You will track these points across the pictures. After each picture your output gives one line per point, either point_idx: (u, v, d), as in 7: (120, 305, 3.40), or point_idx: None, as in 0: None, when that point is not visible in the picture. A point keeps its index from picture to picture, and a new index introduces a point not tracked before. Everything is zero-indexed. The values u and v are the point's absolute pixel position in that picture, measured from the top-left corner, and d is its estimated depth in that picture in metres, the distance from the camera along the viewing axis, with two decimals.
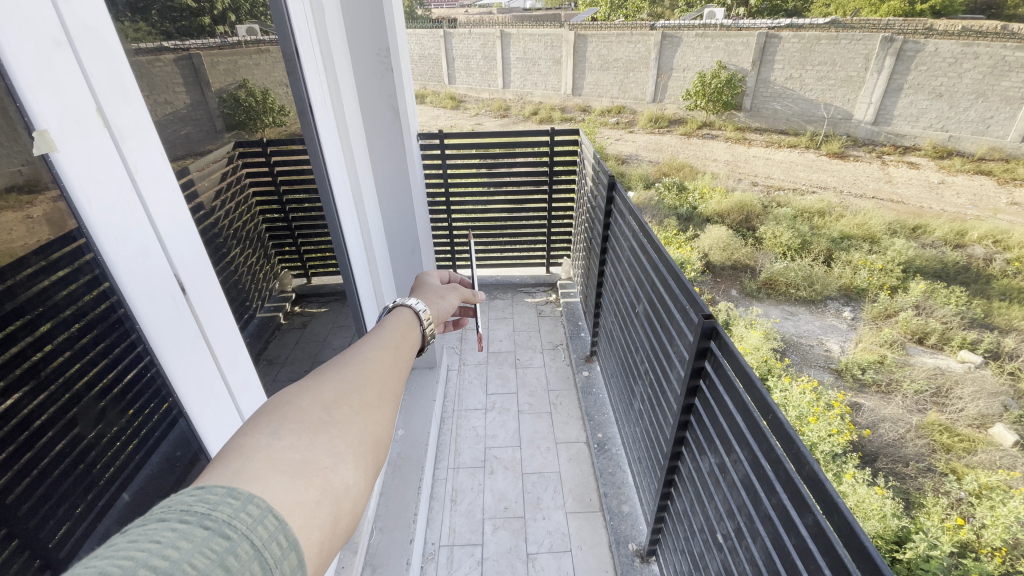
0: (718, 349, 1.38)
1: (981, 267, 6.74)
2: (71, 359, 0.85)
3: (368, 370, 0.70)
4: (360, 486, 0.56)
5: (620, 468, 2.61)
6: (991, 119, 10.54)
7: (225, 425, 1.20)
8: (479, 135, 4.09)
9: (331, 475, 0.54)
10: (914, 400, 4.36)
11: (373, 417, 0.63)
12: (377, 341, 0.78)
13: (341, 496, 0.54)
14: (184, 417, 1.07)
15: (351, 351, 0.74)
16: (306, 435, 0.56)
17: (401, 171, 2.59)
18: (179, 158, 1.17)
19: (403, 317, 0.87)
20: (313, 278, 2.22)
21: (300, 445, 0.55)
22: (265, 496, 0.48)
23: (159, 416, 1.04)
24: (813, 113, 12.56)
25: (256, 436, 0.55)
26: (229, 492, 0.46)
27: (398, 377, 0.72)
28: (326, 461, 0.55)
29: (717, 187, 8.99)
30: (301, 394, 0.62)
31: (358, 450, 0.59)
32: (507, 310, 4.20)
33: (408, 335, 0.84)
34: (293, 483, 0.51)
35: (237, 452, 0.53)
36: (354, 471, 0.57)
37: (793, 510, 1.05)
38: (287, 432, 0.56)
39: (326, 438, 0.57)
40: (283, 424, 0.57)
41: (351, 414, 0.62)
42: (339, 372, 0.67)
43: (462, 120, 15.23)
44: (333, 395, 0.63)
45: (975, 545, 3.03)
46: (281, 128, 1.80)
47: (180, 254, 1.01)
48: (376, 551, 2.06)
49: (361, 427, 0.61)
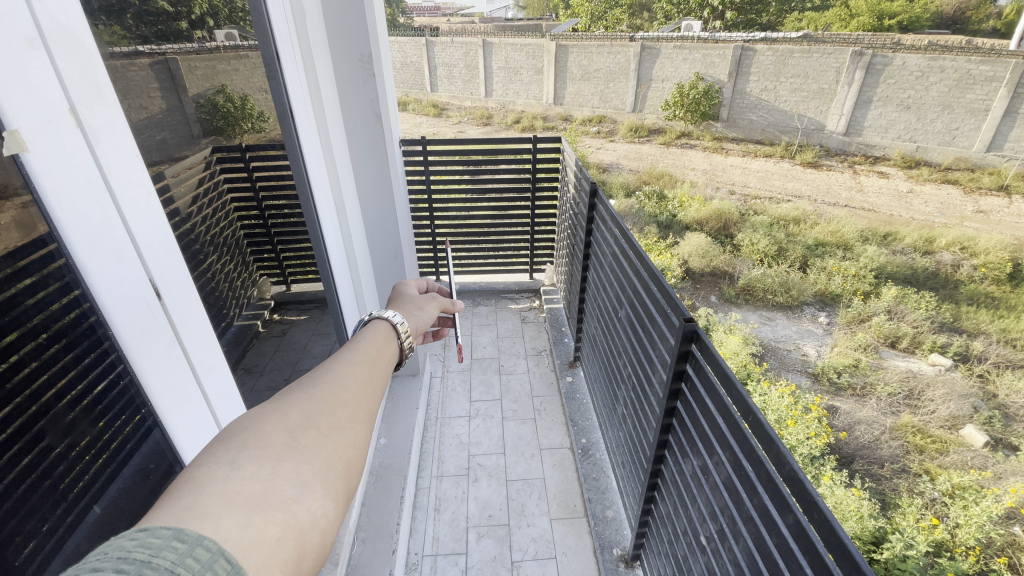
0: (699, 352, 1.40)
1: (949, 273, 6.98)
2: (39, 368, 0.82)
3: (339, 389, 0.68)
4: (327, 516, 0.54)
5: (604, 473, 2.61)
6: (957, 130, 10.96)
7: (203, 434, 1.17)
8: (461, 143, 4.09)
9: (295, 506, 0.53)
10: (888, 403, 4.47)
11: (342, 440, 0.62)
12: (351, 357, 0.77)
13: (307, 528, 0.53)
14: (158, 427, 1.04)
15: (322, 367, 0.72)
16: (267, 464, 0.55)
17: (384, 177, 2.58)
18: (155, 163, 1.15)
19: (379, 329, 0.86)
20: (292, 286, 2.18)
21: (261, 475, 0.54)
22: (216, 536, 0.46)
23: (131, 429, 1.00)
24: (787, 124, 12.91)
25: (213, 466, 0.53)
26: (174, 534, 0.44)
27: (370, 394, 0.71)
28: (289, 491, 0.54)
29: (695, 195, 9.16)
30: (264, 418, 0.60)
31: (325, 477, 0.57)
32: (489, 317, 4.19)
33: (384, 349, 0.82)
34: (250, 520, 0.49)
35: (192, 483, 0.51)
36: (321, 499, 0.55)
37: (773, 510, 1.06)
38: (247, 461, 0.54)
39: (290, 465, 0.56)
40: (243, 453, 0.55)
41: (318, 438, 0.60)
42: (308, 392, 0.66)
43: (444, 127, 15.25)
44: (299, 417, 0.62)
45: (949, 544, 3.11)
46: (259, 134, 1.78)
47: (156, 258, 0.99)
48: (358, 563, 2.02)
49: (328, 452, 0.60)
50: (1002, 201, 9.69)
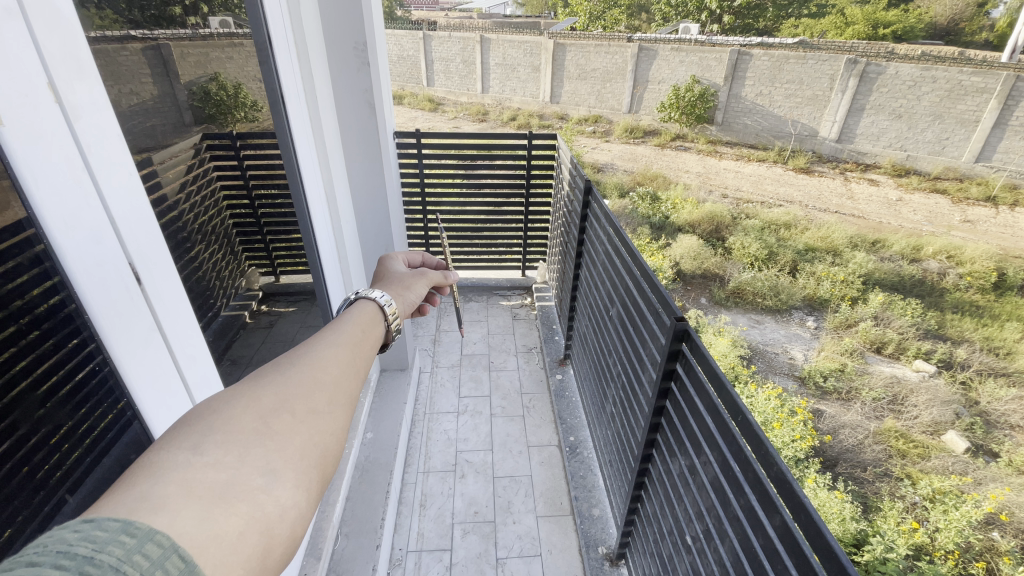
0: (689, 352, 1.39)
1: (935, 280, 7.08)
2: (22, 352, 0.79)
3: (320, 372, 0.66)
4: (298, 508, 0.53)
5: (591, 471, 2.61)
6: (947, 140, 11.13)
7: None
8: (456, 138, 4.07)
9: (261, 497, 0.50)
10: (872, 408, 4.52)
11: (318, 426, 0.60)
12: (335, 336, 0.74)
13: (274, 522, 0.51)
14: (138, 418, 1.01)
15: (304, 349, 0.70)
16: (234, 451, 0.52)
17: (376, 169, 2.55)
18: (143, 150, 1.12)
19: (366, 309, 0.84)
20: (281, 277, 2.13)
21: (227, 463, 0.51)
22: (169, 530, 0.43)
23: (111, 417, 0.97)
24: (781, 129, 13.02)
25: (173, 451, 0.50)
26: (123, 526, 0.41)
27: (352, 378, 0.69)
28: (256, 481, 0.51)
29: (688, 198, 9.20)
30: (233, 402, 0.58)
31: (299, 466, 0.55)
32: (481, 313, 4.17)
33: (369, 331, 0.80)
34: (210, 513, 0.46)
35: (149, 471, 0.48)
36: (291, 490, 0.53)
37: (760, 511, 1.06)
38: (212, 448, 0.52)
39: (259, 453, 0.53)
40: (207, 438, 0.52)
41: (291, 423, 0.58)
42: (285, 375, 0.64)
43: (439, 122, 15.20)
44: (272, 401, 0.59)
45: (929, 547, 3.15)
46: (252, 124, 1.74)
47: (135, 239, 0.96)
48: (341, 557, 1.99)
49: (302, 438, 0.57)
50: (988, 211, 9.85)
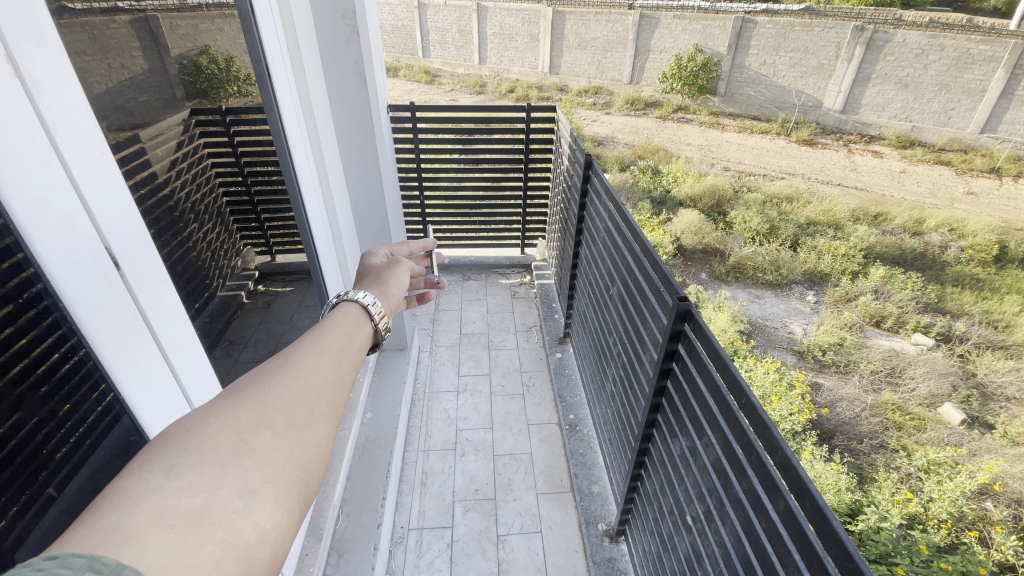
0: (692, 331, 1.36)
1: (936, 254, 7.03)
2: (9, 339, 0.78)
3: (302, 382, 0.62)
4: (280, 529, 0.50)
5: (591, 449, 2.61)
6: (953, 110, 10.92)
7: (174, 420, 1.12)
8: (453, 111, 3.97)
9: (239, 521, 0.47)
10: (870, 381, 4.54)
11: (301, 440, 0.57)
12: (317, 344, 0.70)
13: (254, 545, 0.48)
14: (128, 413, 0.99)
15: (287, 355, 0.66)
16: (209, 472, 0.49)
17: (369, 144, 2.48)
18: (130, 127, 1.08)
19: (349, 310, 0.80)
20: (277, 256, 2.10)
21: (202, 485, 0.48)
22: (139, 563, 0.40)
23: (100, 412, 0.95)
24: (784, 100, 12.73)
25: (146, 475, 0.47)
26: (88, 564, 0.38)
27: (337, 386, 0.66)
28: (234, 502, 0.48)
29: (690, 171, 9.06)
30: (210, 419, 0.54)
31: (280, 485, 0.52)
32: (480, 292, 4.14)
33: (355, 334, 0.76)
34: (184, 541, 0.44)
35: (119, 499, 0.45)
36: (272, 511, 0.50)
37: (764, 495, 1.03)
38: (185, 470, 0.48)
39: (236, 473, 0.50)
40: (182, 459, 0.49)
41: (273, 438, 0.55)
42: (265, 387, 0.60)
43: (437, 95, 14.84)
44: (252, 417, 0.56)
45: (922, 517, 3.20)
46: (244, 98, 1.68)
47: (111, 223, 0.91)
48: (343, 536, 2.00)
49: (285, 455, 0.55)
50: (993, 183, 9.74)
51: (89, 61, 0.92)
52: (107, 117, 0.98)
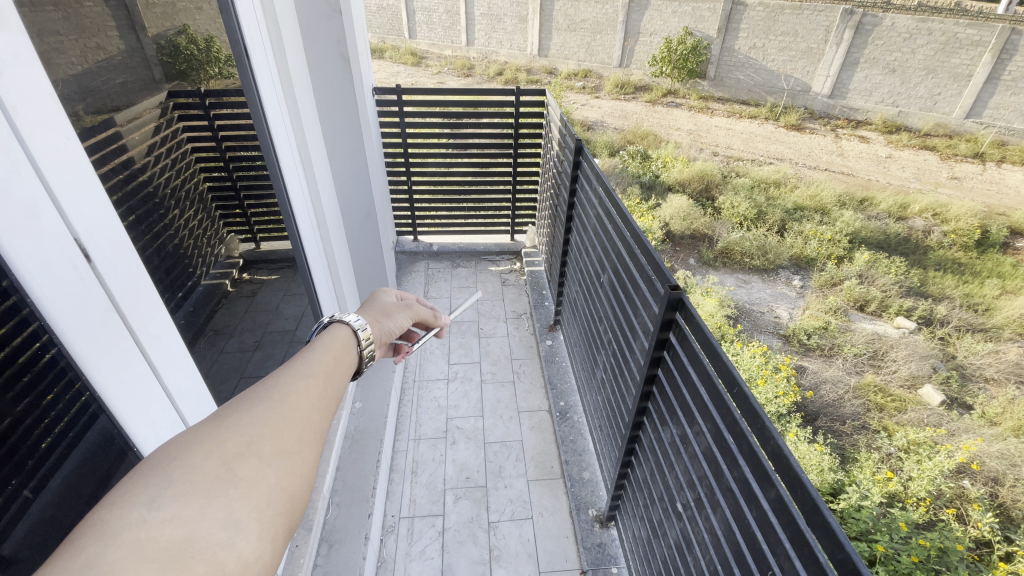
0: (683, 320, 1.35)
1: (920, 238, 7.12)
2: None
3: (291, 406, 0.59)
4: (263, 563, 0.46)
5: (581, 436, 2.62)
6: (939, 95, 11.00)
7: (154, 418, 1.08)
8: (440, 94, 3.89)
9: (222, 554, 0.44)
10: (853, 363, 4.62)
11: (288, 468, 0.53)
12: (305, 366, 0.67)
13: None
14: (105, 411, 0.96)
15: (276, 376, 0.63)
16: (193, 503, 0.45)
17: (354, 129, 2.42)
18: (105, 111, 1.03)
19: (341, 333, 0.78)
20: (261, 244, 2.02)
21: (186, 516, 0.44)
22: None
23: (77, 410, 0.92)
24: (773, 84, 12.70)
25: (126, 506, 0.43)
26: None
27: (326, 411, 0.62)
28: (218, 534, 0.45)
29: (679, 156, 9.04)
30: (193, 445, 0.50)
31: (264, 515, 0.49)
32: (469, 279, 4.11)
33: (341, 357, 0.74)
34: None
35: (98, 533, 0.41)
36: (255, 542, 0.47)
37: (754, 483, 1.03)
38: (170, 501, 0.44)
39: (222, 504, 0.46)
40: (167, 488, 0.45)
41: (261, 465, 0.51)
42: (252, 410, 0.56)
43: (423, 77, 14.56)
44: (238, 442, 0.52)
45: (901, 495, 3.28)
46: (227, 80, 1.63)
47: (80, 214, 0.86)
48: (333, 526, 1.99)
49: (272, 483, 0.51)
50: (976, 168, 9.87)
51: (63, 41, 0.88)
52: (82, 100, 0.95)
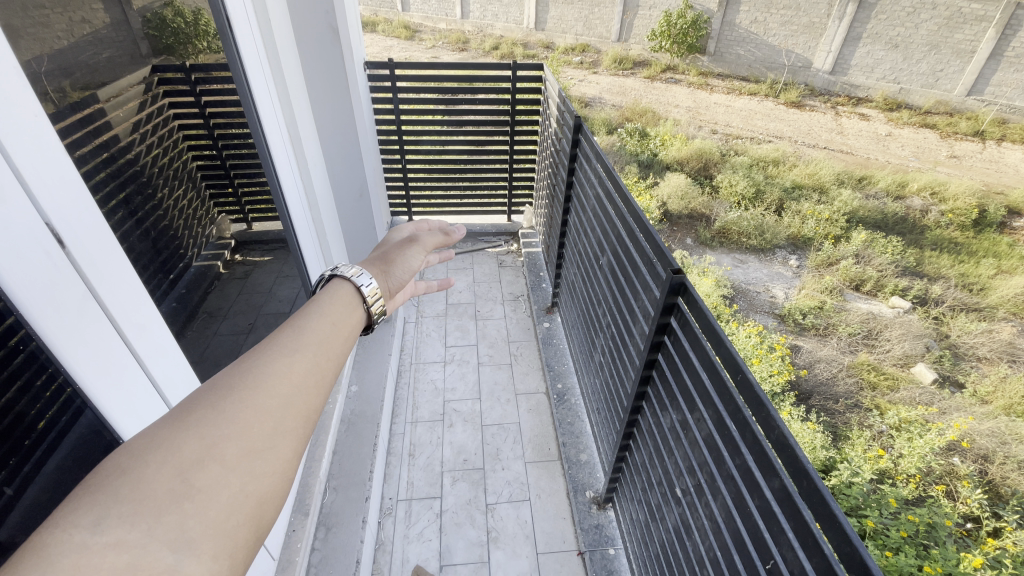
0: (685, 305, 1.32)
1: (917, 217, 7.09)
2: None
3: (266, 393, 0.52)
4: None
5: (578, 418, 2.62)
6: (941, 72, 10.87)
7: (141, 411, 1.02)
8: (434, 68, 3.78)
9: None
10: (848, 343, 4.64)
11: (255, 470, 0.47)
12: (301, 331, 0.61)
13: None
14: (90, 404, 0.91)
15: (254, 358, 0.55)
16: (140, 524, 0.40)
17: (345, 106, 2.34)
18: (85, 87, 0.98)
19: (340, 296, 0.71)
20: (254, 225, 1.97)
21: (133, 537, 0.39)
22: None
23: (62, 403, 0.86)
24: (774, 60, 12.45)
25: (68, 528, 0.38)
26: None
27: (313, 389, 0.56)
28: (165, 558, 0.39)
29: (678, 134, 8.90)
30: (150, 451, 0.45)
31: (222, 530, 0.43)
32: (465, 260, 4.06)
33: (342, 322, 0.67)
34: None
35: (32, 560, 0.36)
36: (211, 561, 0.41)
37: (757, 472, 1.02)
38: (115, 522, 0.39)
39: (173, 521, 0.41)
40: (111, 508, 0.40)
41: (222, 471, 0.45)
42: (221, 405, 0.50)
43: (417, 52, 14.18)
44: (198, 445, 0.46)
45: (891, 472, 3.31)
46: (216, 55, 1.55)
47: (50, 196, 0.79)
48: (330, 510, 2.00)
49: (234, 490, 0.45)
50: (975, 147, 9.79)
51: (49, 15, 0.87)
52: (70, 76, 0.93)
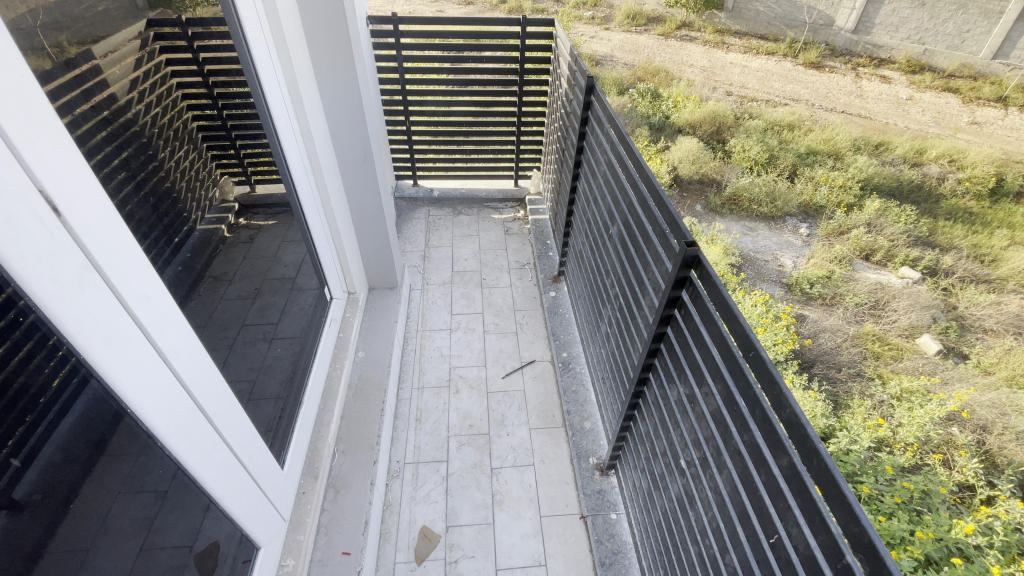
0: (698, 279, 1.29)
1: (933, 186, 6.91)
2: None
3: None
4: None
5: (583, 387, 2.62)
6: (968, 33, 10.42)
7: (149, 380, 1.00)
8: (439, 23, 3.62)
9: None
10: (854, 312, 4.62)
11: None
12: None
13: None
14: (96, 375, 0.90)
15: None
16: None
17: (348, 65, 2.26)
18: (79, 43, 0.93)
19: None
20: (256, 187, 1.86)
21: None
22: None
23: (66, 375, 0.85)
24: (794, 17, 11.86)
25: None
26: None
27: None
28: None
29: (691, 96, 8.60)
30: None
31: None
32: (471, 227, 4.01)
33: None
34: None
35: None
36: None
37: (765, 449, 1.01)
38: None
39: None
40: None
41: None
42: None
43: (422, 5, 13.57)
44: None
45: (889, 440, 3.35)
46: (213, 8, 1.48)
47: (44, 162, 0.76)
48: (338, 473, 2.04)
49: None
50: (998, 112, 9.45)
51: None
52: (65, 29, 0.89)
